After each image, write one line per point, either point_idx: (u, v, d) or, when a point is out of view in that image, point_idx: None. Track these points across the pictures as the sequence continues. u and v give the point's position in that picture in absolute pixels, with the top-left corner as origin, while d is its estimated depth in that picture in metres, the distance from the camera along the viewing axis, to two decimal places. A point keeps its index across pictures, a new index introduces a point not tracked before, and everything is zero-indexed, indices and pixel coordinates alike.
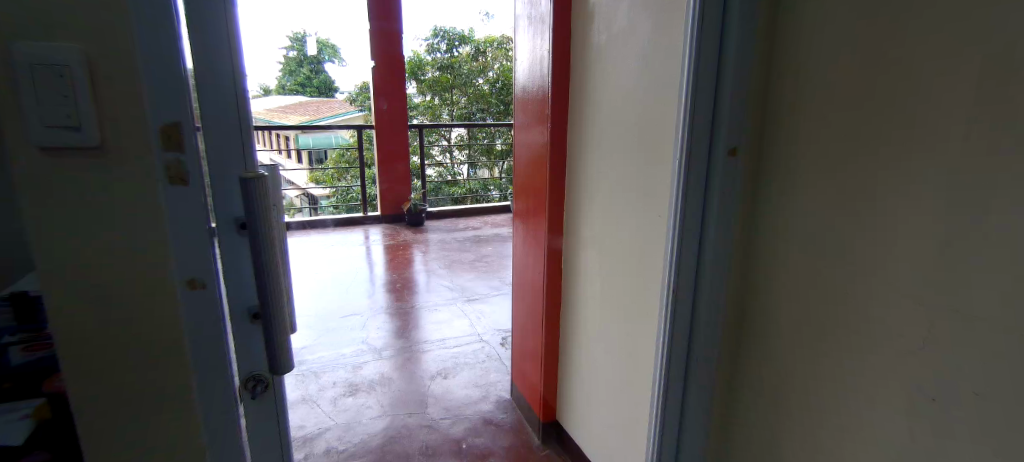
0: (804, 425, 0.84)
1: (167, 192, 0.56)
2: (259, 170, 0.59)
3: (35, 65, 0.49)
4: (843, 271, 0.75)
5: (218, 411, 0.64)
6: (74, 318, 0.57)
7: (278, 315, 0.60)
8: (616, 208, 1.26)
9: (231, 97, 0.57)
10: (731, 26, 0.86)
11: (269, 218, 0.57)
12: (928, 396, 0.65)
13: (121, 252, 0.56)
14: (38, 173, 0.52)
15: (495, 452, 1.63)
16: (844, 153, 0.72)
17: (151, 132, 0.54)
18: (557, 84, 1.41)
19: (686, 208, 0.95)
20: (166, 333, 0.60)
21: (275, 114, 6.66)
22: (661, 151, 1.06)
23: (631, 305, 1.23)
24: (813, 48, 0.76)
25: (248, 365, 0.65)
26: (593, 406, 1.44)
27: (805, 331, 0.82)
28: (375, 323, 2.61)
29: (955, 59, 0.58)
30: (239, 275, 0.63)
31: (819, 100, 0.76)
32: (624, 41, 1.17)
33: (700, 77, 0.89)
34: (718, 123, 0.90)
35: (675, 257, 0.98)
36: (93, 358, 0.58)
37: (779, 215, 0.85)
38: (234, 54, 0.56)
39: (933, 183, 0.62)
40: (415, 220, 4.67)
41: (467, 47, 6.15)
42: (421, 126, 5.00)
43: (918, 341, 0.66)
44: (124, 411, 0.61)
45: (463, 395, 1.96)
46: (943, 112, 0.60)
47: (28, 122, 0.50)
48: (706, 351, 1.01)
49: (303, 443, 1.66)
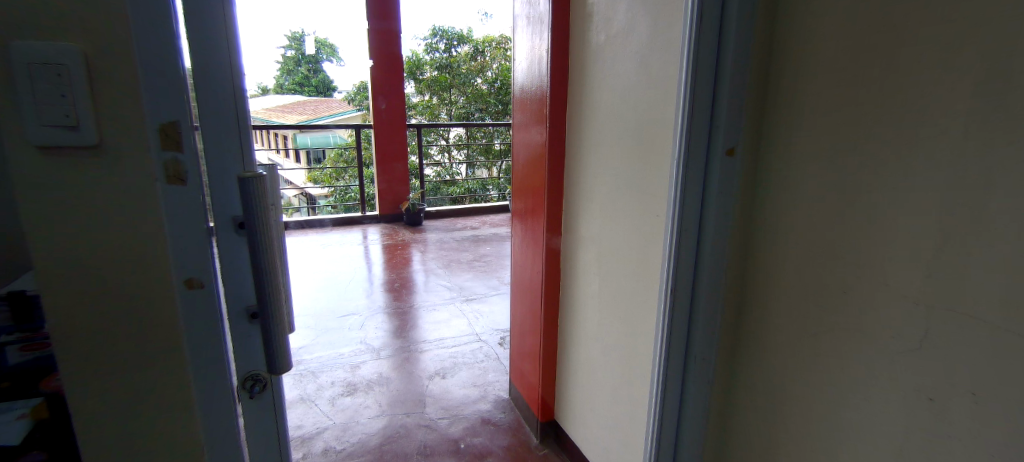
0: (802, 426, 0.84)
1: (166, 191, 0.56)
2: (257, 170, 0.59)
3: (34, 64, 0.49)
4: (841, 271, 0.75)
5: (217, 411, 0.64)
6: (70, 318, 0.56)
7: (277, 315, 0.59)
8: (615, 208, 1.26)
9: (229, 96, 0.57)
10: (729, 27, 0.86)
11: (268, 218, 0.57)
12: (927, 396, 0.65)
13: (120, 252, 0.56)
14: (38, 173, 0.52)
15: (494, 452, 1.63)
16: (843, 153, 0.73)
17: (150, 131, 0.54)
18: (555, 84, 1.41)
19: (684, 208, 0.95)
20: (165, 332, 0.60)
21: (275, 114, 6.67)
22: (660, 152, 1.06)
23: (629, 305, 1.23)
24: (812, 49, 0.76)
25: (246, 365, 0.65)
26: (592, 406, 1.44)
27: (804, 331, 0.82)
28: (374, 323, 2.60)
29: (956, 58, 0.58)
30: (238, 274, 0.63)
31: (818, 102, 0.76)
32: (624, 40, 1.17)
33: (698, 77, 0.90)
34: (716, 124, 0.90)
35: (673, 256, 0.98)
36: (92, 358, 0.58)
37: (777, 216, 0.86)
38: (233, 55, 0.57)
39: (932, 184, 0.62)
40: (414, 219, 4.67)
41: (466, 47, 6.16)
42: (421, 125, 5.02)
43: (916, 341, 0.66)
44: (123, 410, 0.61)
45: (462, 395, 1.96)
46: (942, 112, 0.60)
47: (28, 122, 0.50)
48: (705, 351, 1.01)
49: (300, 443, 1.66)
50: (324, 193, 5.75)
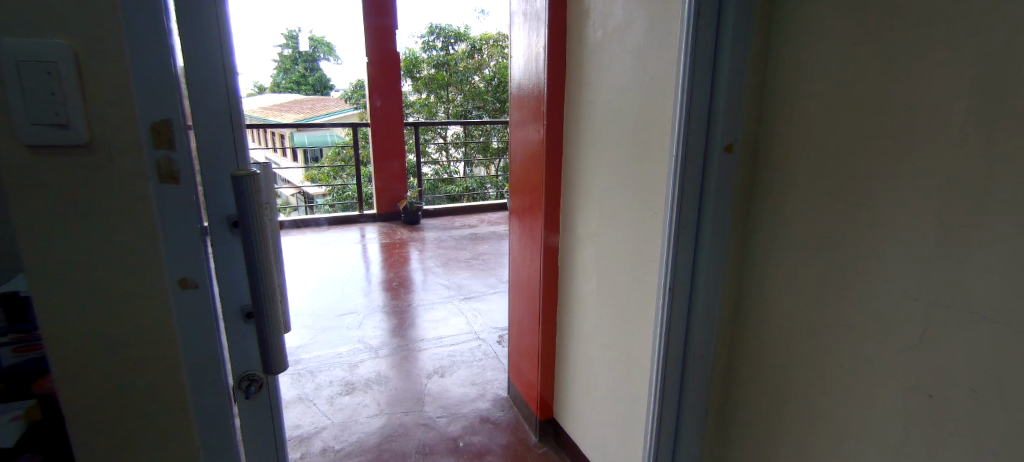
0: (803, 426, 0.84)
1: (157, 191, 0.55)
2: (252, 169, 0.58)
3: (23, 63, 0.48)
4: (841, 267, 0.75)
5: (210, 417, 0.64)
6: (61, 322, 0.55)
7: (272, 316, 0.59)
8: (613, 204, 1.25)
9: (222, 95, 0.56)
10: (727, 23, 0.86)
11: (263, 218, 0.57)
12: (927, 393, 0.65)
13: (110, 253, 0.55)
14: (25, 174, 0.51)
15: (493, 451, 1.62)
16: (842, 152, 0.72)
17: (141, 131, 0.53)
18: (552, 80, 1.40)
19: (683, 203, 0.95)
20: (156, 333, 0.59)
21: (271, 113, 6.69)
22: (658, 148, 1.06)
23: (628, 303, 1.22)
24: (812, 46, 0.76)
25: (242, 364, 0.65)
26: (592, 405, 1.44)
27: (806, 329, 0.82)
28: (371, 323, 2.59)
29: (954, 57, 0.58)
30: (232, 274, 0.62)
31: (816, 99, 0.76)
32: (620, 35, 1.16)
33: (697, 72, 0.89)
34: (715, 121, 0.90)
35: (671, 250, 0.97)
36: (83, 362, 0.57)
37: (774, 213, 0.85)
38: (226, 52, 0.55)
39: (930, 180, 0.62)
40: (412, 218, 4.65)
41: (462, 44, 6.12)
42: (420, 124, 4.99)
43: (914, 340, 0.66)
44: (116, 411, 0.60)
45: (460, 393, 1.96)
46: (940, 110, 0.60)
47: (16, 120, 0.49)
48: (703, 348, 1.01)
49: (298, 443, 1.65)
50: (321, 192, 5.71)
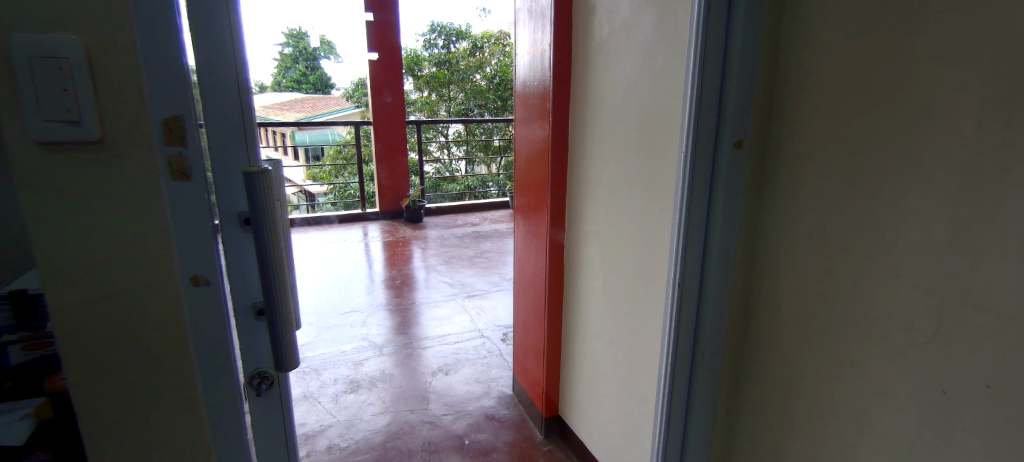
0: (815, 422, 0.83)
1: (169, 187, 0.55)
2: (263, 166, 0.58)
3: (33, 59, 0.48)
4: (852, 263, 0.74)
5: (221, 413, 0.64)
6: (72, 319, 0.55)
7: (283, 312, 0.59)
8: (619, 200, 1.25)
9: (233, 92, 0.55)
10: (737, 18, 0.85)
11: (274, 214, 0.56)
12: (940, 388, 0.65)
13: (122, 250, 0.55)
14: (36, 172, 0.51)
15: (498, 449, 1.62)
16: (858, 147, 0.71)
17: (153, 127, 0.53)
18: (557, 78, 1.40)
19: (691, 199, 0.94)
20: (167, 329, 0.59)
21: (272, 111, 6.70)
22: (665, 144, 1.06)
23: (634, 299, 1.22)
24: (822, 41, 0.75)
25: (253, 361, 0.64)
26: (598, 402, 1.44)
27: (816, 325, 0.81)
28: (375, 320, 2.60)
29: (969, 51, 0.58)
30: (244, 273, 0.61)
31: (828, 94, 0.75)
32: (627, 32, 1.16)
33: (705, 67, 0.88)
34: (725, 117, 0.89)
35: (680, 246, 0.97)
36: (94, 359, 0.57)
37: (786, 208, 0.85)
38: (238, 50, 0.55)
39: (943, 175, 0.61)
40: (414, 216, 4.66)
41: (463, 42, 6.11)
42: (422, 122, 4.98)
43: (926, 335, 0.66)
44: (129, 408, 0.60)
45: (464, 391, 1.96)
46: (954, 106, 0.59)
47: (26, 115, 0.49)
48: (712, 344, 1.00)
49: (304, 441, 1.66)
50: (323, 191, 5.73)
